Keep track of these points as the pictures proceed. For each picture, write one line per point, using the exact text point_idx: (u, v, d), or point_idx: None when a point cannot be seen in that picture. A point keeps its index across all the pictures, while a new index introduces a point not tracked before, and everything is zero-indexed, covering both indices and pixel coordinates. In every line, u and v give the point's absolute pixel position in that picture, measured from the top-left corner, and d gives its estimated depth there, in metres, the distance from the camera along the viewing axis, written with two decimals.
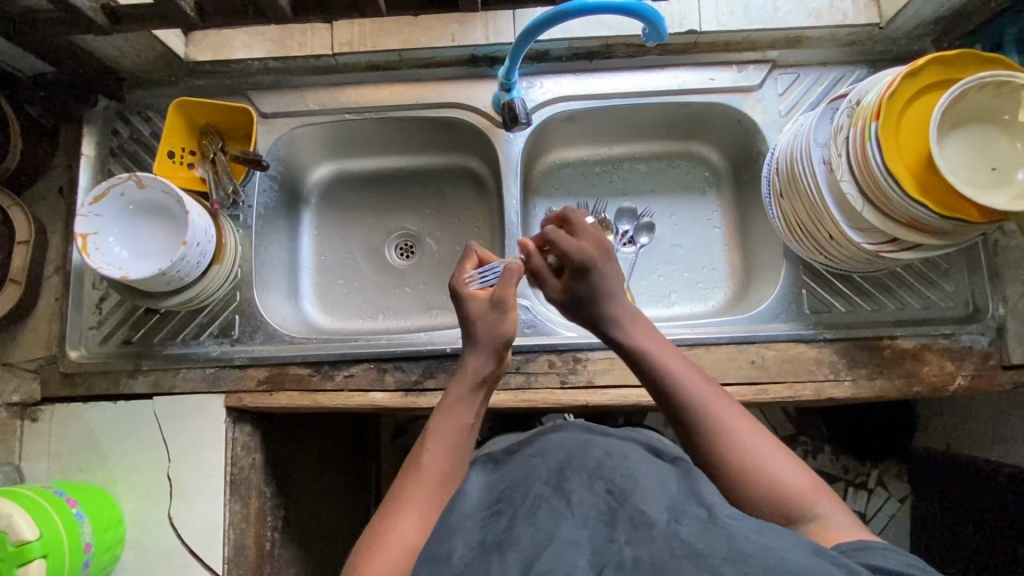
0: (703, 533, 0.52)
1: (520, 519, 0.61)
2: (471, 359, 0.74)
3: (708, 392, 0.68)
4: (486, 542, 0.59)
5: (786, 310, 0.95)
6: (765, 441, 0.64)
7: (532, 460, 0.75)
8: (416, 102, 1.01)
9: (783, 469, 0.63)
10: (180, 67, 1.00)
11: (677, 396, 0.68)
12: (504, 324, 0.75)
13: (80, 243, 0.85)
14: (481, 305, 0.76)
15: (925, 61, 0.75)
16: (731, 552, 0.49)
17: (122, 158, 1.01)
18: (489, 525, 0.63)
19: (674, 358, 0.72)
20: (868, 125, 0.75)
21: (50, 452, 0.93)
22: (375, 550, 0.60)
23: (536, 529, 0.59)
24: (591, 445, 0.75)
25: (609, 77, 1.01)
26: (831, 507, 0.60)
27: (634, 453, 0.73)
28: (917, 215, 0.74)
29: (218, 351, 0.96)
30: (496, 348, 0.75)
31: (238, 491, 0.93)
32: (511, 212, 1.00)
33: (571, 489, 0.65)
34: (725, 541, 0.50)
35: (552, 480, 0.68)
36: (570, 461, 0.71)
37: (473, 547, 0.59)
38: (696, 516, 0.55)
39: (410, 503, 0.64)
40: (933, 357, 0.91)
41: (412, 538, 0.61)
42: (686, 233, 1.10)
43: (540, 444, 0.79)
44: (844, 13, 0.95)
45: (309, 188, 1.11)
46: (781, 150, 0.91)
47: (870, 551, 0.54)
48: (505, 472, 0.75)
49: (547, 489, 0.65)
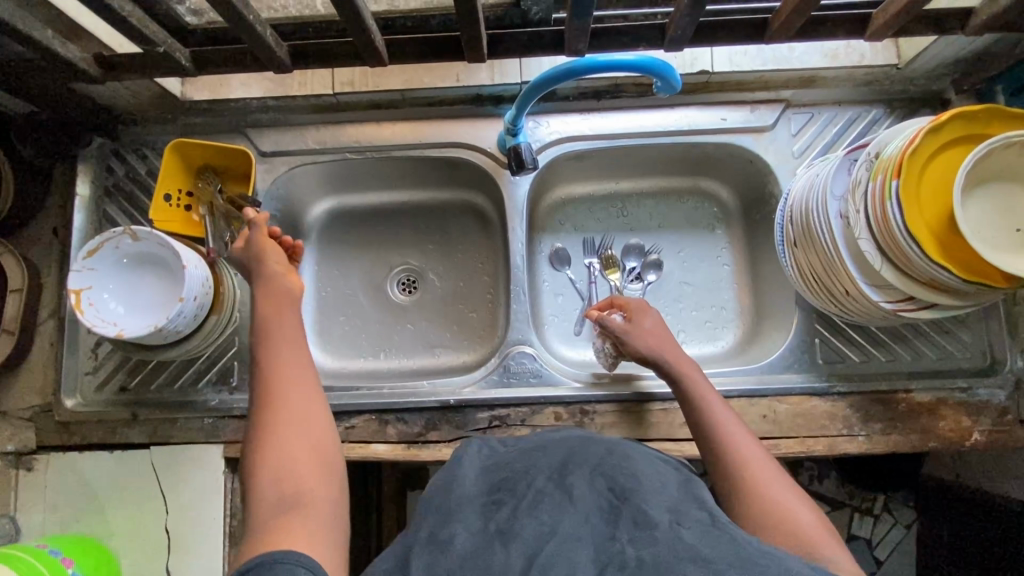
0: (705, 535, 0.53)
1: (523, 511, 0.58)
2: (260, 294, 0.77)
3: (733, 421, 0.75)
4: (488, 529, 0.57)
5: (799, 360, 0.92)
6: (780, 479, 0.67)
7: (534, 455, 0.69)
8: (419, 141, 0.99)
9: (798, 510, 0.64)
10: (176, 106, 0.97)
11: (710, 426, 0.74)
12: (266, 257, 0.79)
13: (72, 300, 0.82)
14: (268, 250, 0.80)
15: (949, 116, 0.72)
16: (736, 559, 0.50)
17: (118, 198, 0.98)
18: (491, 511, 0.59)
19: (711, 392, 0.79)
20: (888, 183, 0.72)
21: (46, 503, 0.91)
22: (253, 507, 0.59)
23: (539, 521, 0.57)
24: (593, 443, 0.70)
25: (616, 117, 0.98)
26: (837, 552, 0.59)
27: (636, 452, 0.69)
28: (939, 278, 0.72)
29: (217, 399, 0.94)
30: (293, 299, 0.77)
31: (238, 544, 0.91)
32: (517, 254, 0.98)
33: (574, 484, 0.62)
34: (730, 546, 0.52)
35: (555, 474, 0.64)
36: (573, 457, 0.67)
37: (476, 533, 0.56)
38: (697, 519, 0.56)
39: (280, 447, 0.62)
40: (950, 412, 0.88)
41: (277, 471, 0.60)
42: (694, 270, 1.07)
43: (539, 440, 0.74)
44: (862, 53, 0.93)
45: (309, 223, 1.09)
46: (796, 195, 0.88)
47: None
48: (505, 459, 0.69)
49: (549, 484, 0.62)
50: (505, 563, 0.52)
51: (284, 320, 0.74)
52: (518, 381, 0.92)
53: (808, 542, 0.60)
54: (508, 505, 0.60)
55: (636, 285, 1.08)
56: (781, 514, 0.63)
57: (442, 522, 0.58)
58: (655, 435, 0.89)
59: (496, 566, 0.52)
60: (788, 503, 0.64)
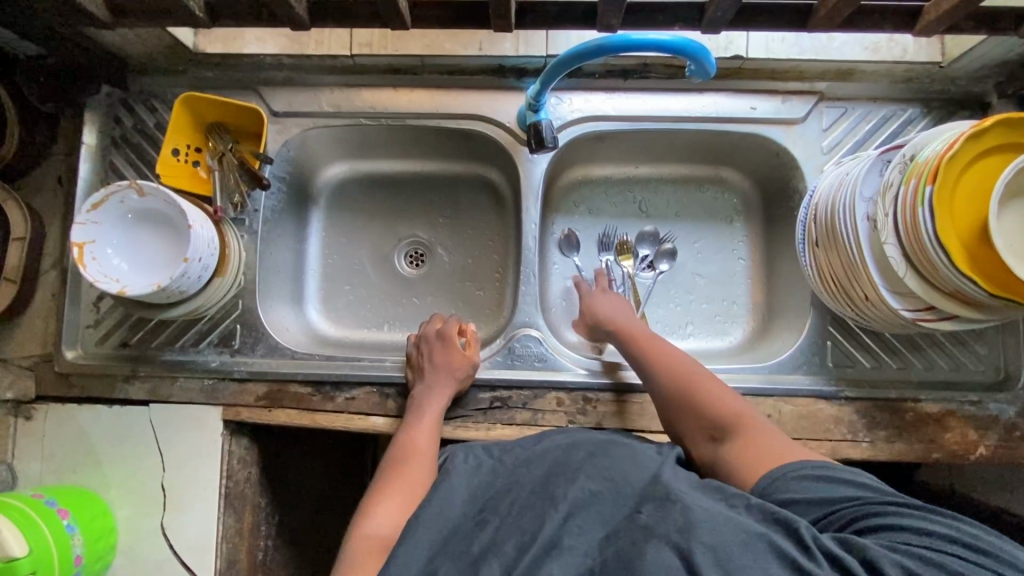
0: (660, 513, 0.57)
1: (506, 523, 0.63)
2: (432, 399, 0.86)
3: (656, 345, 0.83)
4: (472, 552, 0.61)
5: (808, 362, 0.91)
6: (722, 386, 0.77)
7: (517, 468, 0.71)
8: (436, 111, 0.95)
9: (739, 406, 0.74)
10: (187, 58, 0.94)
11: (650, 363, 0.81)
12: (455, 357, 0.88)
13: (76, 254, 0.80)
14: (440, 360, 0.87)
15: (994, 121, 0.69)
16: (685, 523, 0.55)
17: (126, 149, 0.96)
18: (475, 533, 0.64)
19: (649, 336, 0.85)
20: (922, 187, 0.70)
21: (43, 453, 0.91)
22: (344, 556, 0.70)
23: (520, 531, 0.61)
24: (576, 446, 0.71)
25: (643, 99, 0.95)
26: (772, 431, 0.71)
27: (620, 448, 0.70)
28: (964, 289, 0.70)
29: (218, 361, 0.93)
30: (454, 381, 0.87)
31: (232, 505, 0.91)
32: (529, 236, 0.95)
33: (555, 489, 0.64)
34: (679, 515, 0.56)
35: (538, 485, 0.66)
36: (556, 467, 0.68)
37: (461, 561, 0.61)
38: (656, 499, 0.60)
39: (387, 502, 0.75)
40: (957, 424, 0.87)
41: (376, 537, 0.71)
42: (708, 262, 1.05)
43: (522, 450, 0.74)
44: (904, 48, 0.89)
45: (318, 187, 1.06)
46: (822, 193, 0.85)
47: (782, 482, 0.64)
48: (492, 479, 0.71)
49: (530, 496, 0.65)
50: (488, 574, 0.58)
51: (438, 398, 0.86)
52: (522, 363, 0.91)
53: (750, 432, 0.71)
54: (491, 525, 0.64)
55: (649, 273, 1.06)
56: (725, 414, 0.73)
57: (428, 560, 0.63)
58: (656, 426, 0.88)
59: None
60: (709, 392, 0.76)
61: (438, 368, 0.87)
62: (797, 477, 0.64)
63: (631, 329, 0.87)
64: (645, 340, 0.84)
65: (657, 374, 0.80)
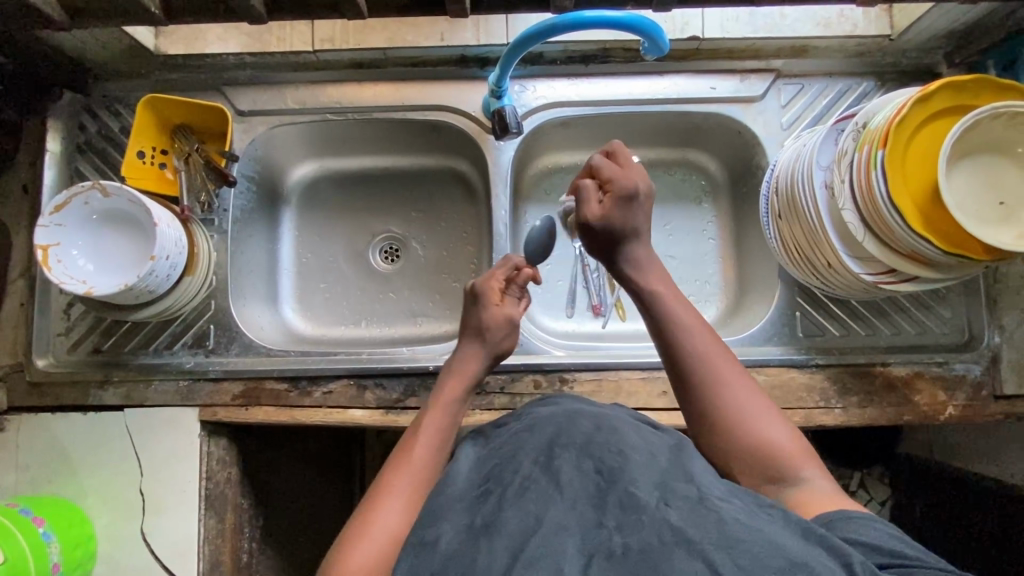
0: (692, 515, 0.50)
1: (509, 500, 0.55)
2: (466, 365, 0.78)
3: (722, 365, 0.66)
4: (475, 524, 0.55)
5: (779, 333, 0.92)
6: (759, 401, 0.64)
7: (521, 435, 0.65)
8: (401, 104, 0.96)
9: (775, 432, 0.62)
10: (149, 60, 0.94)
11: (674, 345, 0.68)
12: (499, 319, 0.80)
13: (40, 256, 0.80)
14: (493, 316, 0.80)
15: (938, 86, 0.72)
16: (722, 537, 0.48)
17: (91, 155, 0.95)
18: (479, 505, 0.57)
19: (685, 308, 0.71)
20: (873, 152, 0.72)
21: (17, 464, 0.90)
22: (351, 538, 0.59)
23: (524, 512, 0.54)
24: (581, 417, 0.65)
25: (605, 83, 0.96)
26: (814, 471, 0.60)
27: (625, 424, 0.65)
28: (920, 249, 0.72)
29: (192, 362, 0.92)
30: (490, 351, 0.80)
31: (213, 506, 0.91)
32: (499, 223, 0.96)
33: (561, 464, 0.58)
34: (715, 524, 0.49)
35: (541, 457, 0.60)
36: (561, 435, 0.62)
37: (462, 531, 0.54)
38: (685, 495, 0.53)
39: (401, 478, 0.65)
40: (926, 385, 0.89)
41: (392, 522, 0.60)
42: (679, 244, 1.06)
43: (528, 419, 0.69)
44: (854, 23, 0.91)
45: (289, 187, 1.06)
46: (782, 167, 0.87)
47: (849, 523, 0.54)
48: (494, 454, 0.64)
49: (535, 469, 0.58)
50: (490, 563, 0.50)
51: (468, 366, 0.78)
52: None
53: (784, 466, 0.60)
54: (495, 496, 0.57)
55: None
56: (760, 441, 0.62)
57: (430, 523, 0.57)
58: (632, 403, 0.89)
59: (481, 565, 0.50)
60: (768, 442, 0.62)
61: (482, 333, 0.80)
62: (867, 524, 0.54)
63: (696, 340, 0.68)
64: (708, 349, 0.67)
65: (687, 362, 0.67)
